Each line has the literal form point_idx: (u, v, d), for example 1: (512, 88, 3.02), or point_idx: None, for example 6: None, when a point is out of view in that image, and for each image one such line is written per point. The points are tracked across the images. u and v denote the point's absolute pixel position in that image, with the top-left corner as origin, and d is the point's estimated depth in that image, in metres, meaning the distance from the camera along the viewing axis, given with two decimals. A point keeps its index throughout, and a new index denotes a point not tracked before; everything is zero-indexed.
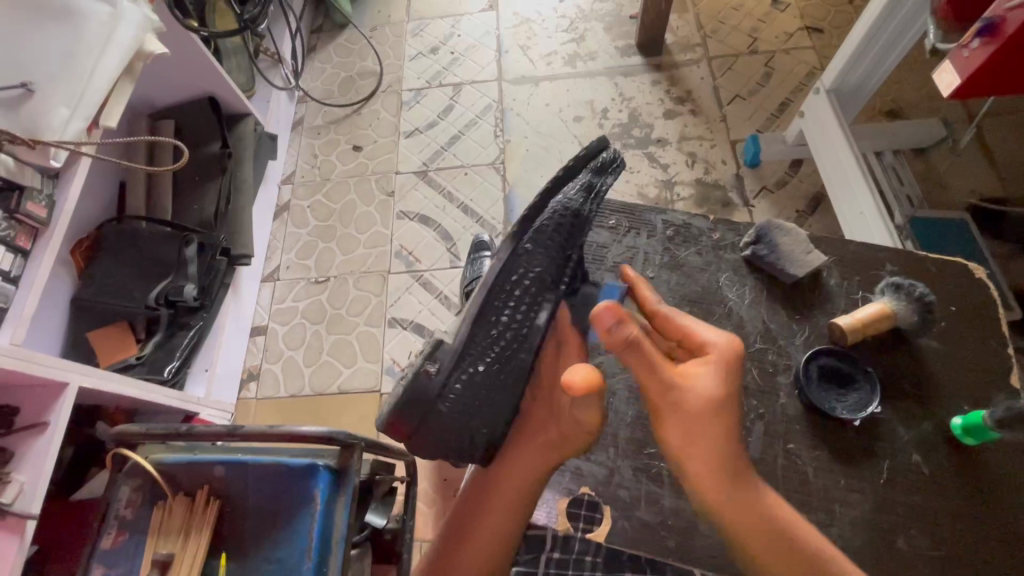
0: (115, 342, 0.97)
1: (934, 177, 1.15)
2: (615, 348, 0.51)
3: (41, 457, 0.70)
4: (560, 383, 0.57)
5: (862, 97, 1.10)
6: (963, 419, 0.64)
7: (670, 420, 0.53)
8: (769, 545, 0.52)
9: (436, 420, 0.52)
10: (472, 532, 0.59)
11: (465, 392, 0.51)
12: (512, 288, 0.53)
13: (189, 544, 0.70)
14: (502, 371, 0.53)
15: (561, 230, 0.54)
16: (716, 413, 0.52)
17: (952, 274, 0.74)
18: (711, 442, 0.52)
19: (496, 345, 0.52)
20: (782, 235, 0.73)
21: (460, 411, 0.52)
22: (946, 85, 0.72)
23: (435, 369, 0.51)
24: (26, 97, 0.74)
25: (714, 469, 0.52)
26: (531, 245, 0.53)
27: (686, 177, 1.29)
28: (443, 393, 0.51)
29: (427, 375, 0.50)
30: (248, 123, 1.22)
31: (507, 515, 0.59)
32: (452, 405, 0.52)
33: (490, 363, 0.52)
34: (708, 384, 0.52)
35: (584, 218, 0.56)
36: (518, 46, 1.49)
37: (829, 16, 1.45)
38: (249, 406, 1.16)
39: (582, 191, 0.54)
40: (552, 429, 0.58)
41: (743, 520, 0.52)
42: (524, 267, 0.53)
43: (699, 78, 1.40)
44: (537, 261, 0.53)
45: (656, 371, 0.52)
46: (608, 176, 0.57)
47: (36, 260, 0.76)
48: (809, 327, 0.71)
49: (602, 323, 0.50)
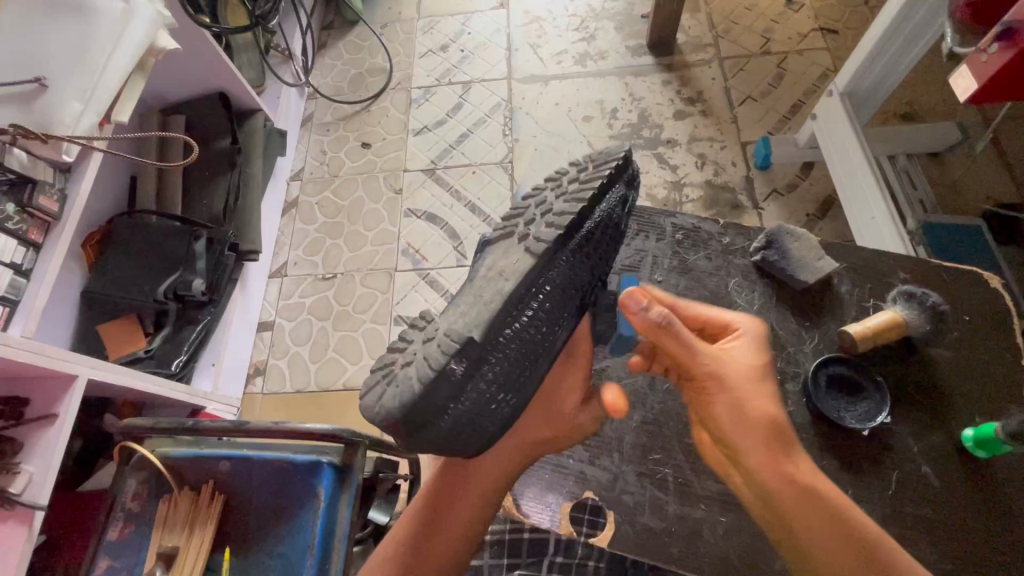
0: (124, 335, 0.98)
1: (949, 182, 1.13)
2: (649, 334, 0.51)
3: (50, 449, 0.71)
4: (567, 390, 0.58)
5: (876, 100, 1.09)
6: (974, 431, 0.63)
7: (718, 398, 0.53)
8: (841, 551, 0.49)
9: (445, 417, 0.48)
10: (445, 511, 0.58)
11: (477, 391, 0.49)
12: (541, 294, 0.50)
13: (194, 538, 0.71)
14: (514, 377, 0.51)
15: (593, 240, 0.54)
16: (760, 382, 0.54)
17: (968, 283, 0.73)
18: (762, 419, 0.52)
19: (518, 349, 0.50)
20: (793, 240, 0.72)
21: (467, 413, 0.49)
22: (964, 90, 0.71)
23: (461, 367, 0.47)
24: (40, 92, 0.75)
25: (768, 450, 0.52)
26: (568, 251, 0.51)
27: (695, 178, 1.28)
28: (456, 392, 0.47)
29: (447, 372, 0.46)
30: (258, 120, 1.23)
31: (479, 503, 0.58)
32: (465, 404, 0.49)
33: (505, 366, 0.50)
34: (744, 358, 0.55)
35: (618, 228, 0.58)
36: (528, 44, 1.49)
37: (844, 17, 1.43)
38: (255, 401, 1.17)
39: (619, 202, 0.56)
40: (548, 430, 0.58)
41: (805, 510, 0.50)
42: (564, 270, 0.51)
43: (710, 79, 1.39)
44: (578, 268, 0.53)
45: (693, 347, 0.52)
46: (636, 188, 0.60)
47: (47, 254, 0.76)
48: (819, 334, 0.71)
49: (632, 305, 0.50)
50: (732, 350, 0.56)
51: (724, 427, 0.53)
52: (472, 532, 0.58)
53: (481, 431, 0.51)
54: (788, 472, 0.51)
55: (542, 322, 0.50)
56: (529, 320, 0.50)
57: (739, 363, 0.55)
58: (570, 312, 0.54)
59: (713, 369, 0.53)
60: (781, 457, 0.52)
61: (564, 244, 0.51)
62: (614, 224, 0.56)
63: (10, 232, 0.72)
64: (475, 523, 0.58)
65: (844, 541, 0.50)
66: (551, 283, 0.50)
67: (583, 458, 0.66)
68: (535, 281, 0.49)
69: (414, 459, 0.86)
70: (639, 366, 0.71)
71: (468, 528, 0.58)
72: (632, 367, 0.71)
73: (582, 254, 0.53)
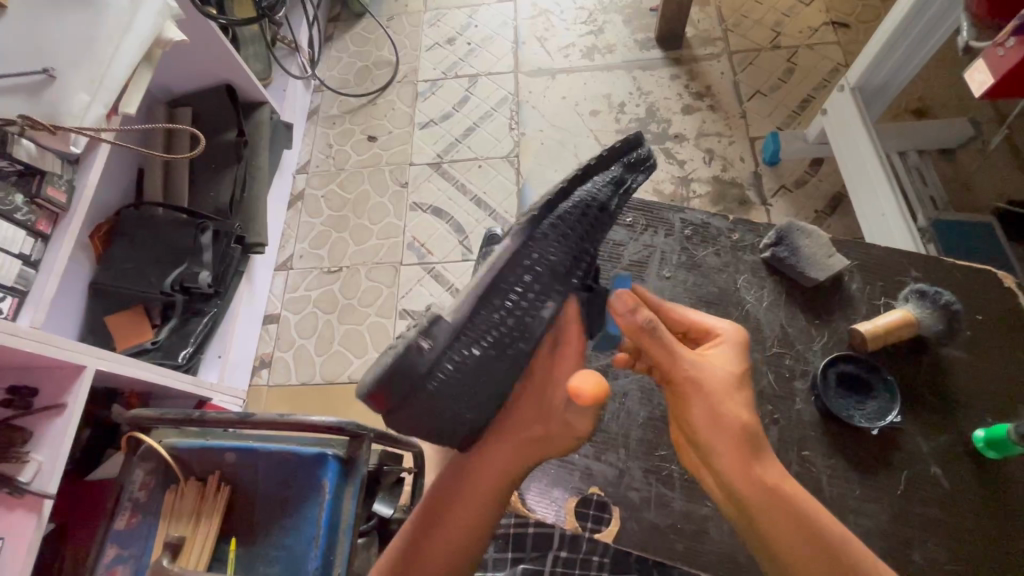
0: (130, 326, 0.99)
1: (961, 179, 1.12)
2: (632, 335, 0.51)
3: (59, 438, 0.72)
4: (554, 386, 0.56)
5: (888, 95, 1.07)
6: (986, 432, 0.63)
7: (693, 402, 0.52)
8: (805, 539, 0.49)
9: (421, 402, 0.49)
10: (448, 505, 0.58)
11: (456, 372, 0.49)
12: (524, 271, 0.50)
13: (200, 527, 0.72)
14: (496, 357, 0.51)
15: (583, 221, 0.52)
16: (735, 390, 0.52)
17: (980, 282, 0.72)
18: (729, 425, 0.51)
19: (496, 328, 0.50)
20: (804, 237, 0.72)
21: (449, 391, 0.49)
22: (979, 85, 0.70)
23: (430, 345, 0.47)
24: (48, 83, 0.74)
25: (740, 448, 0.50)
26: (550, 230, 0.51)
27: (703, 174, 1.27)
28: (433, 370, 0.48)
29: (418, 350, 0.47)
30: (265, 112, 1.23)
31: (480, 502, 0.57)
32: (443, 384, 0.49)
33: (486, 347, 0.50)
34: (726, 365, 0.54)
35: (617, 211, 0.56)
36: (536, 38, 1.48)
37: (856, 11, 1.41)
38: (261, 393, 1.18)
39: (610, 184, 0.54)
40: (539, 427, 0.57)
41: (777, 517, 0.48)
42: (535, 242, 0.50)
43: (719, 73, 1.37)
44: (561, 245, 0.51)
45: (673, 350, 0.52)
46: (639, 173, 0.56)
47: (55, 245, 0.77)
48: (829, 332, 0.70)
49: (619, 306, 0.51)
50: (714, 363, 0.54)
51: (694, 427, 0.52)
52: (469, 542, 0.57)
53: (461, 408, 0.52)
54: (753, 470, 0.50)
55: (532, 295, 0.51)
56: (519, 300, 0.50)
57: (714, 372, 0.53)
58: (558, 291, 0.53)
59: (688, 366, 0.53)
60: (745, 460, 0.50)
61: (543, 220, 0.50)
62: (605, 209, 0.54)
63: (19, 223, 0.72)
64: (472, 533, 0.57)
65: (813, 548, 0.48)
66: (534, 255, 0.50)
67: (589, 454, 0.66)
68: (514, 261, 0.49)
69: (419, 453, 0.86)
70: None
71: (463, 540, 0.57)
72: None
73: (571, 230, 0.52)
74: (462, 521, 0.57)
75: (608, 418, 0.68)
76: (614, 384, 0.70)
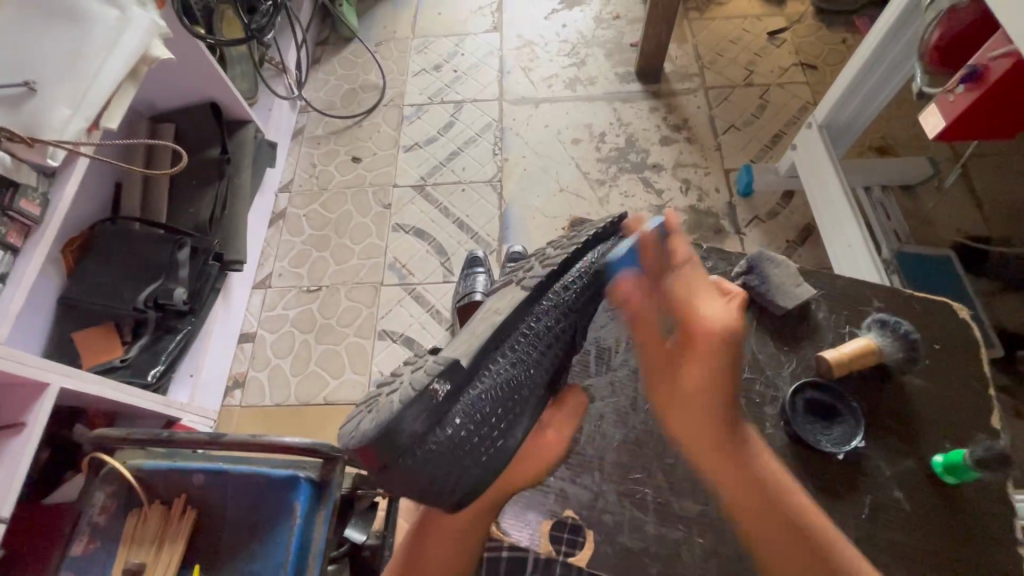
0: (100, 343, 0.96)
1: (921, 214, 1.18)
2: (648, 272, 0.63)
3: (16, 458, 0.69)
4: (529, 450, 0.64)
5: (853, 133, 1.12)
6: (943, 457, 0.65)
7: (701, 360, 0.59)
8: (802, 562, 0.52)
9: (403, 473, 0.48)
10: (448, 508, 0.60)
11: (439, 449, 0.49)
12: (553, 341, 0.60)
13: (162, 554, 0.68)
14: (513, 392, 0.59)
15: (584, 292, 0.63)
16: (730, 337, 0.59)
17: (936, 313, 0.74)
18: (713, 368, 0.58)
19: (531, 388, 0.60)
20: (771, 267, 0.74)
21: (436, 467, 0.49)
22: (932, 128, 0.75)
23: (446, 386, 0.49)
24: (27, 95, 0.74)
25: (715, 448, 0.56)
26: (547, 303, 0.59)
27: (680, 203, 1.31)
28: (417, 445, 0.48)
29: (436, 395, 0.48)
30: (250, 130, 1.23)
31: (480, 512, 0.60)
32: (441, 440, 0.49)
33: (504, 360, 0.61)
34: (718, 313, 0.60)
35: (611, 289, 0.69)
36: (520, 67, 1.53)
37: (823, 53, 1.49)
38: (233, 413, 1.15)
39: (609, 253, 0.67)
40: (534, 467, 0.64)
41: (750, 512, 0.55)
42: (548, 314, 0.59)
43: (696, 107, 1.43)
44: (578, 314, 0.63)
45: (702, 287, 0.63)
46: None
47: (25, 258, 0.74)
48: (797, 359, 0.72)
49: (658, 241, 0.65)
50: (729, 306, 0.61)
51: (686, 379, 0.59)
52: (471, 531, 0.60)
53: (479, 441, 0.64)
54: (721, 433, 0.57)
55: (443, 419, 0.49)
56: (437, 435, 0.49)
57: (722, 319, 0.59)
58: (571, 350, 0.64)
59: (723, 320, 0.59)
60: (738, 356, 0.59)
61: (543, 292, 0.60)
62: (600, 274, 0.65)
63: None
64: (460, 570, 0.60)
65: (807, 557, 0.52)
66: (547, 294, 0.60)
67: (565, 477, 0.66)
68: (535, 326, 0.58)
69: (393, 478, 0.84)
70: (623, 387, 0.72)
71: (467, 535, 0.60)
72: (616, 387, 0.72)
73: (585, 293, 0.63)
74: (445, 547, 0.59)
75: (583, 441, 0.68)
76: (591, 406, 0.71)
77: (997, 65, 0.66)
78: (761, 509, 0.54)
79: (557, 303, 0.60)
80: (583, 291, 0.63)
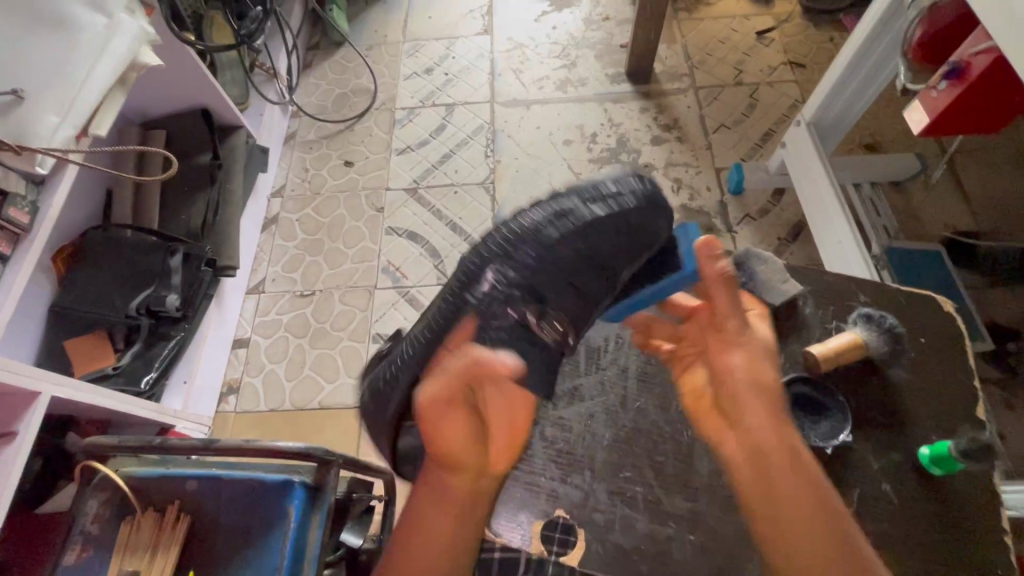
0: (92, 351, 0.96)
1: (910, 210, 1.19)
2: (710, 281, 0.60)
3: (7, 468, 0.69)
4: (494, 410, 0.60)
5: (841, 131, 1.13)
6: (929, 449, 0.65)
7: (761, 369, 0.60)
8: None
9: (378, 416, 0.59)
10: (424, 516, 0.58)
11: (390, 393, 0.58)
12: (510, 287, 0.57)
13: (157, 559, 0.69)
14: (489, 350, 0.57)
15: (544, 231, 0.58)
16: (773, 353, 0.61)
17: (919, 306, 0.75)
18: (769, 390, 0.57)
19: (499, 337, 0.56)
20: (759, 263, 0.74)
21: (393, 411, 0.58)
22: (916, 123, 0.76)
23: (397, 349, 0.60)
24: (16, 103, 0.72)
25: (770, 438, 0.55)
26: (497, 250, 0.58)
27: (672, 203, 1.31)
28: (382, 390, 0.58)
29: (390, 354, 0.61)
30: (241, 135, 1.23)
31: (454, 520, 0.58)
32: (393, 384, 0.58)
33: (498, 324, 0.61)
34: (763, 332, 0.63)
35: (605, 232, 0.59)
36: (511, 69, 1.53)
37: (811, 52, 1.51)
38: (228, 419, 1.15)
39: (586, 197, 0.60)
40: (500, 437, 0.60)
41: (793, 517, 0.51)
42: (500, 258, 0.57)
43: (686, 107, 1.44)
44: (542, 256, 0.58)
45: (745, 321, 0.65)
46: (614, 195, 0.60)
47: (14, 266, 0.74)
48: (784, 354, 0.72)
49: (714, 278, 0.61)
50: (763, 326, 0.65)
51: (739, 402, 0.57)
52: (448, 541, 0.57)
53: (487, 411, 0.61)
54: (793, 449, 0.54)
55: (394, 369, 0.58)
56: (389, 382, 0.58)
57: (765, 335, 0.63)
58: (556, 297, 0.58)
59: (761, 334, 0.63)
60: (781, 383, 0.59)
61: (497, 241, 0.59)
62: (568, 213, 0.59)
63: None
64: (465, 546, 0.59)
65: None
66: (500, 242, 0.58)
67: (556, 476, 0.67)
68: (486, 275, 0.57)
69: (389, 482, 0.84)
70: (612, 386, 0.72)
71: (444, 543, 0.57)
72: (605, 386, 0.72)
73: (546, 233, 0.58)
74: (432, 549, 0.57)
75: (574, 440, 0.69)
76: (582, 405, 0.71)
77: (976, 61, 0.67)
78: (811, 517, 0.51)
79: (509, 245, 0.58)
80: (545, 233, 0.58)
